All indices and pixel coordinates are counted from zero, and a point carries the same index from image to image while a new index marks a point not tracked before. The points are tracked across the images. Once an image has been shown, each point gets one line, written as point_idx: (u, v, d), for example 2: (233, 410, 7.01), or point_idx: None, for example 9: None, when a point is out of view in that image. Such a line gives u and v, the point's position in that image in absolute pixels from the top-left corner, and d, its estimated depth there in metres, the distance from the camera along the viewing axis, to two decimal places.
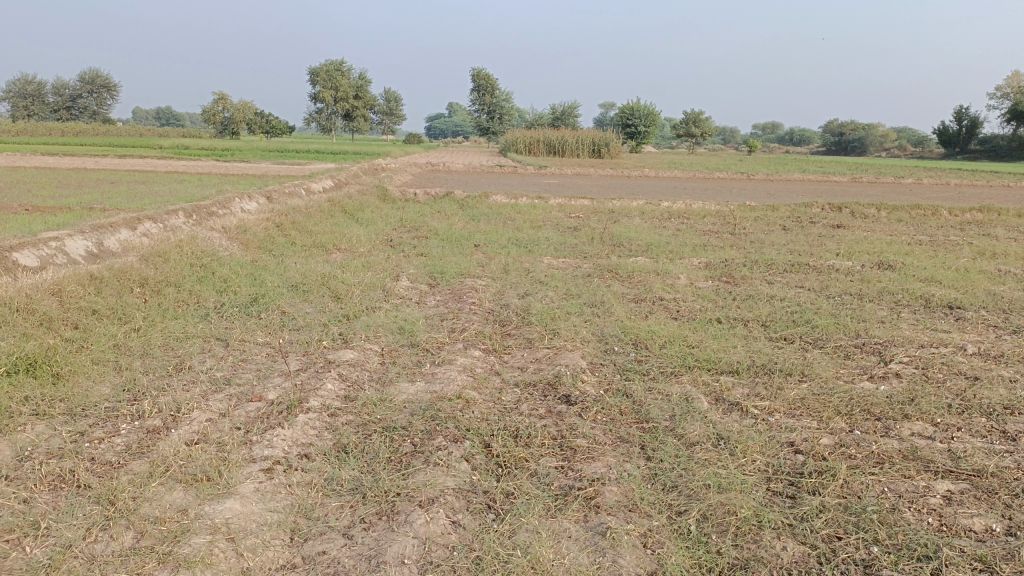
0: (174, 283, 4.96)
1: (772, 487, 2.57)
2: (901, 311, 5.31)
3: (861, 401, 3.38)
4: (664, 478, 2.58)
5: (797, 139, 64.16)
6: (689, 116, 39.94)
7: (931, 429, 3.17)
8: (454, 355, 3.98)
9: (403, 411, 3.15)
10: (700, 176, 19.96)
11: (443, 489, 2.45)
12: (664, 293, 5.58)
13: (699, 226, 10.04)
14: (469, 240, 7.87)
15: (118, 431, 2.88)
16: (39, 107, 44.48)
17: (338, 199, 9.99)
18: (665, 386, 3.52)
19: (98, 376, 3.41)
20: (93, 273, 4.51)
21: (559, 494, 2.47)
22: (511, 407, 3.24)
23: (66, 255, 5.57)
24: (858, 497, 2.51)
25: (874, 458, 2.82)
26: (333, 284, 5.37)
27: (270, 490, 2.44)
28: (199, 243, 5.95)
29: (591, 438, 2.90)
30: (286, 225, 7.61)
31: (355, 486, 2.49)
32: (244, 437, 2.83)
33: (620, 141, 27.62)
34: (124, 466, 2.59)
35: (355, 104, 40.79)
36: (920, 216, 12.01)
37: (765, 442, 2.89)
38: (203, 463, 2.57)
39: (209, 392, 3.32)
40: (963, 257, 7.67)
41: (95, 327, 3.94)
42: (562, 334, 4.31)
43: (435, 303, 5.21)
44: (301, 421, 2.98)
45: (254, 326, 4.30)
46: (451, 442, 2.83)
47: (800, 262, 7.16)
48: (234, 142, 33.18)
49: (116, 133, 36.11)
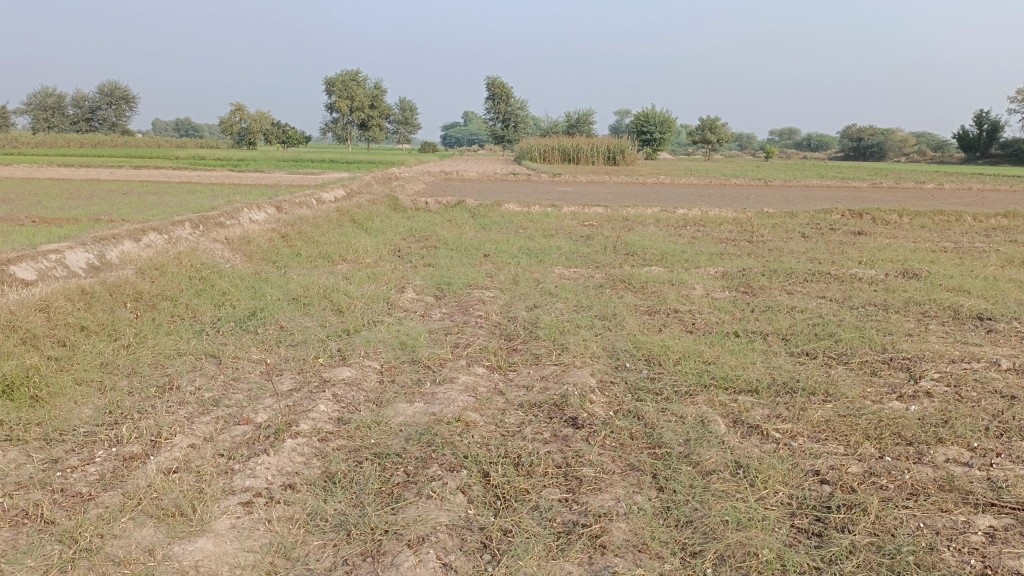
0: (171, 297, 4.80)
1: (796, 523, 2.34)
2: (928, 323, 5.05)
3: (890, 424, 3.14)
4: (677, 513, 2.36)
5: (814, 145, 63.61)
6: (705, 123, 39.69)
7: (968, 454, 2.92)
8: (457, 372, 3.78)
9: (399, 436, 2.95)
10: (717, 182, 19.74)
11: (435, 526, 2.25)
12: (679, 305, 5.35)
13: (715, 234, 9.79)
14: (479, 250, 7.68)
15: (93, 459, 2.70)
16: (59, 118, 45.00)
17: (347, 209, 9.82)
18: (680, 406, 3.29)
19: (80, 397, 3.24)
20: (84, 287, 4.35)
21: (561, 531, 2.26)
22: (513, 431, 3.04)
23: (66, 267, 5.42)
24: (892, 535, 2.28)
25: (908, 489, 2.58)
26: (335, 297, 5.19)
27: (247, 527, 2.25)
28: (200, 254, 5.79)
29: (599, 467, 2.68)
30: (292, 236, 7.45)
31: (340, 522, 2.29)
32: (226, 466, 2.64)
33: (634, 148, 27.36)
34: (94, 499, 2.41)
35: (370, 114, 40.82)
36: (943, 223, 11.70)
37: (789, 471, 2.66)
38: (177, 496, 2.38)
39: (194, 414, 3.13)
40: (991, 265, 7.40)
41: (83, 344, 3.77)
42: (571, 350, 4.09)
43: (439, 317, 5.01)
44: (288, 448, 2.79)
45: (249, 343, 4.12)
46: (447, 471, 2.62)
47: (821, 271, 6.91)
48: (249, 151, 33.28)
49: (133, 144, 36.40)
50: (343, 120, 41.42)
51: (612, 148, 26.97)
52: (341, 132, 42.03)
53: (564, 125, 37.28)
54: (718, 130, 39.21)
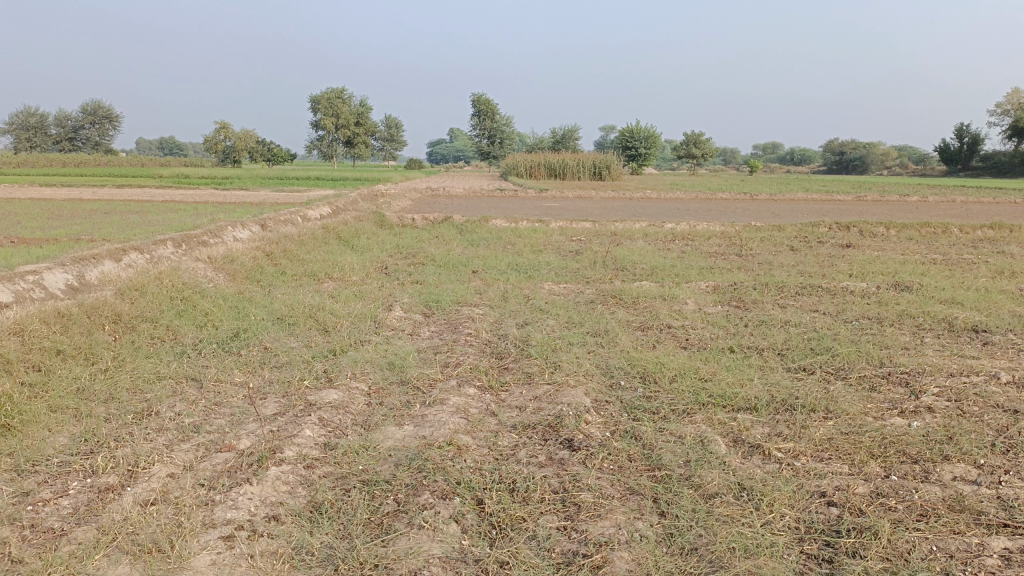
0: (151, 318, 4.66)
1: (805, 548, 2.25)
2: (924, 336, 4.99)
3: (895, 441, 3.05)
4: (681, 540, 2.26)
5: (797, 159, 64.12)
6: (689, 138, 39.89)
7: (976, 472, 2.84)
8: (447, 393, 3.67)
9: (388, 461, 2.84)
10: (703, 197, 19.78)
11: (428, 559, 2.14)
12: (671, 321, 5.26)
13: (704, 247, 9.74)
14: (467, 266, 7.59)
15: (66, 491, 2.57)
16: (41, 138, 44.64)
17: (333, 226, 9.71)
18: (678, 426, 3.19)
19: (54, 425, 3.10)
20: (60, 309, 4.22)
21: (561, 563, 2.15)
22: (507, 454, 2.93)
23: (43, 289, 5.27)
24: (905, 560, 2.19)
25: (917, 510, 2.49)
26: (321, 316, 5.07)
27: (228, 564, 2.12)
28: (183, 274, 5.65)
29: (597, 491, 2.58)
30: (277, 255, 7.33)
31: (327, 557, 2.17)
32: (206, 497, 2.52)
33: (620, 163, 27.41)
34: (67, 534, 2.28)
35: (356, 131, 40.75)
36: (930, 234, 11.72)
37: (794, 494, 2.57)
38: (155, 531, 2.26)
39: (174, 441, 3.00)
40: (981, 277, 7.39)
41: (59, 369, 3.64)
42: (564, 368, 3.99)
43: (428, 336, 4.89)
44: (273, 476, 2.67)
45: (232, 365, 3.99)
46: (439, 499, 2.51)
47: (812, 284, 6.85)
48: (234, 170, 33.10)
49: (117, 164, 36.12)
50: (329, 137, 41.30)
51: (598, 163, 27.00)
52: (327, 149, 41.92)
53: (550, 141, 37.37)
54: (703, 145, 39.41)
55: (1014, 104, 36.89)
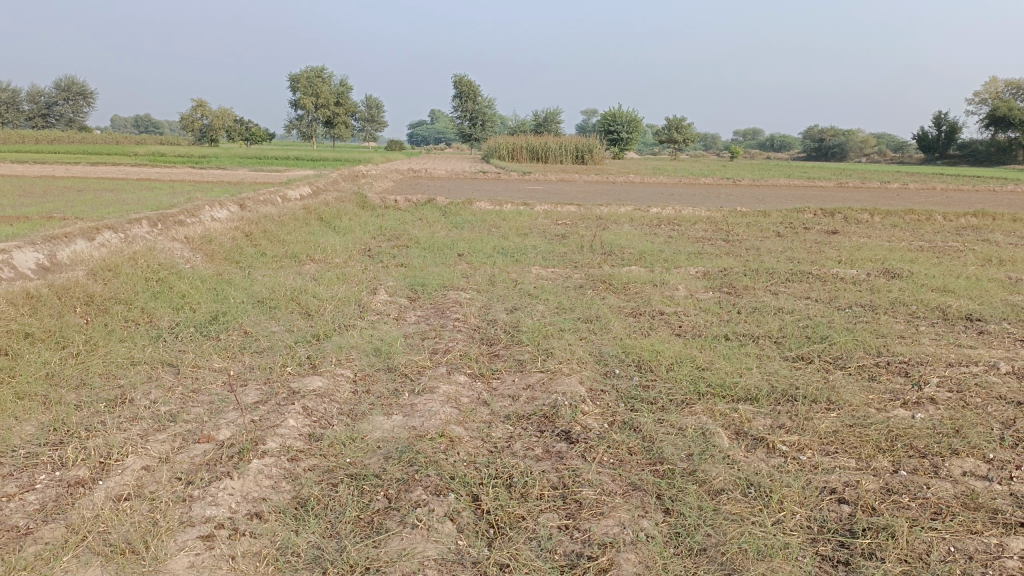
0: (125, 300, 4.46)
1: (819, 550, 2.15)
2: (919, 325, 4.92)
3: (902, 435, 2.96)
4: (690, 540, 2.15)
5: (777, 145, 64.42)
6: (671, 123, 39.69)
7: (986, 467, 2.75)
8: (437, 381, 3.53)
9: (377, 454, 2.70)
10: (686, 181, 19.72)
11: (422, 562, 2.01)
12: (664, 307, 5.14)
13: (690, 233, 9.61)
14: (453, 249, 7.43)
15: (33, 486, 2.40)
16: (14, 114, 43.46)
17: (314, 206, 9.50)
18: (679, 417, 3.08)
19: (22, 413, 2.92)
20: (29, 291, 4.03)
21: (563, 565, 2.03)
22: (502, 447, 2.80)
23: (13, 268, 5.04)
24: (925, 562, 2.09)
25: (931, 508, 2.39)
26: (303, 299, 4.90)
27: (208, 567, 1.98)
28: (158, 255, 5.43)
29: (598, 487, 2.45)
30: (256, 236, 7.11)
31: (315, 558, 2.04)
32: (184, 492, 2.36)
33: (603, 147, 27.23)
34: (32, 533, 2.11)
35: (336, 111, 40.22)
36: (914, 221, 11.74)
37: (804, 490, 2.46)
38: (129, 530, 2.10)
39: (149, 431, 2.84)
40: (970, 265, 7.34)
41: (26, 353, 3.44)
42: (557, 355, 3.85)
43: (415, 320, 4.75)
44: (255, 470, 2.52)
45: (211, 349, 3.82)
46: (433, 496, 2.37)
47: (802, 270, 6.77)
48: (211, 149, 32.48)
49: (91, 142, 35.38)
50: (309, 117, 40.75)
51: (580, 147, 26.78)
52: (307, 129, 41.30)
53: (532, 124, 37.07)
54: (686, 130, 39.30)
55: (992, 94, 37.11)
